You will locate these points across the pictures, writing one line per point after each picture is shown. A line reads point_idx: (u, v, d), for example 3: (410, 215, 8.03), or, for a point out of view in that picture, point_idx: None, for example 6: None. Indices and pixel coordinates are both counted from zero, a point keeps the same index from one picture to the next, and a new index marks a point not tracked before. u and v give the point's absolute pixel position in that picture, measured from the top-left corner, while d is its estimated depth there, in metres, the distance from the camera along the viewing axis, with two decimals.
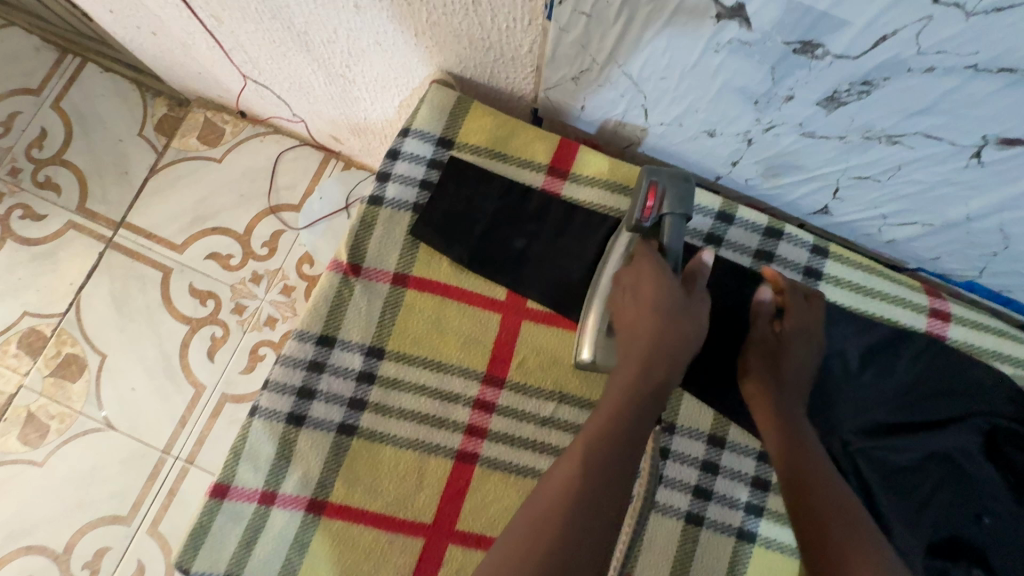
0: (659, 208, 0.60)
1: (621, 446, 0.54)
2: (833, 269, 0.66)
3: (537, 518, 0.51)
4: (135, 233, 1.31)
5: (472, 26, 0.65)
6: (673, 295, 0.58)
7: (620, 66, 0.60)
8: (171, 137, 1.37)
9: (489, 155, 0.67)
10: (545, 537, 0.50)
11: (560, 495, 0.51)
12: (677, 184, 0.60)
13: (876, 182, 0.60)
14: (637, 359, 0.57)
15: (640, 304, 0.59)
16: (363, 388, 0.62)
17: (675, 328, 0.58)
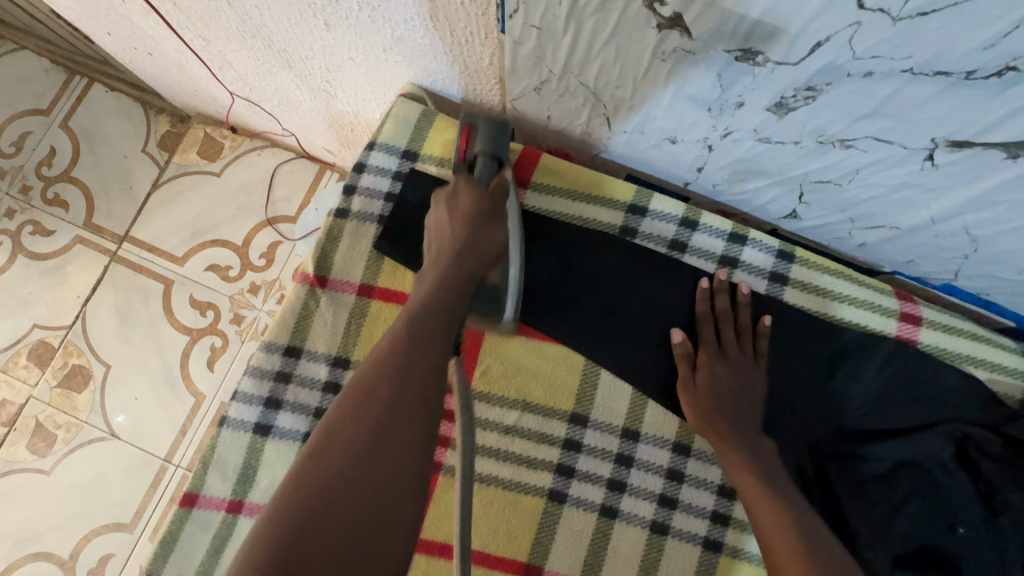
0: (468, 146, 0.63)
1: (416, 353, 0.51)
2: (800, 274, 0.65)
3: (345, 434, 0.46)
4: (137, 247, 1.35)
5: (435, 40, 0.66)
6: (475, 200, 0.62)
7: (576, 76, 0.60)
8: (171, 153, 1.40)
9: (454, 166, 0.68)
10: (354, 453, 0.45)
11: (361, 411, 0.47)
12: (488, 126, 0.63)
13: (838, 186, 0.59)
14: (442, 281, 0.57)
15: (453, 211, 0.62)
16: (328, 398, 0.63)
17: (485, 235, 0.61)
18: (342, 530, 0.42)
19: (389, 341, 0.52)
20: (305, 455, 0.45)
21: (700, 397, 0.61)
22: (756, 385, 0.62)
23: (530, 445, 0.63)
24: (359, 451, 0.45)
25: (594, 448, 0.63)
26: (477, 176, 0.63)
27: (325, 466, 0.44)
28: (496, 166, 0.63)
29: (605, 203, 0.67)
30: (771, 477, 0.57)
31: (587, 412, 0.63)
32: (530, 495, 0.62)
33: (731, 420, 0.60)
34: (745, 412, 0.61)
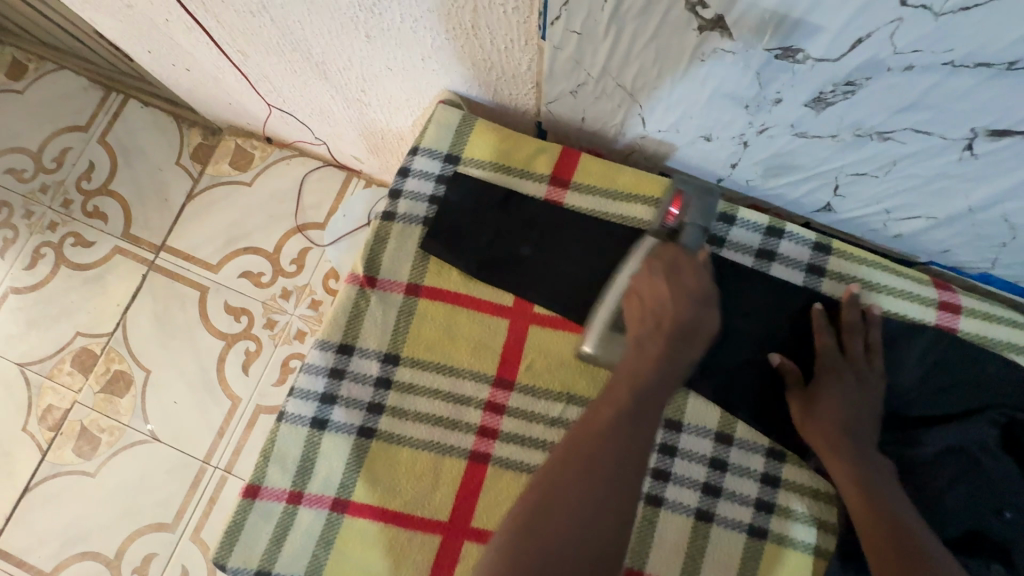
0: (684, 213, 0.66)
1: (624, 422, 0.56)
2: (837, 265, 0.66)
3: (554, 494, 0.53)
4: (175, 256, 1.40)
5: (473, 48, 0.69)
6: (699, 285, 0.62)
7: (614, 78, 0.63)
8: (206, 164, 1.46)
9: (494, 168, 0.71)
10: (567, 517, 0.52)
11: (564, 478, 0.54)
12: (701, 200, 0.66)
13: (874, 178, 0.60)
14: (664, 350, 0.60)
15: (676, 289, 0.61)
16: (380, 393, 0.66)
17: (682, 314, 0.61)
18: (567, 566, 0.51)
19: (607, 409, 0.57)
20: (515, 517, 0.53)
21: (807, 408, 0.62)
22: (875, 405, 0.61)
23: None
24: (575, 518, 0.52)
25: None
26: (686, 241, 0.65)
27: (538, 528, 0.52)
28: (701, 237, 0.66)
29: (641, 201, 0.69)
30: (884, 493, 0.57)
31: None
32: None
33: (853, 446, 0.59)
34: (864, 426, 0.60)
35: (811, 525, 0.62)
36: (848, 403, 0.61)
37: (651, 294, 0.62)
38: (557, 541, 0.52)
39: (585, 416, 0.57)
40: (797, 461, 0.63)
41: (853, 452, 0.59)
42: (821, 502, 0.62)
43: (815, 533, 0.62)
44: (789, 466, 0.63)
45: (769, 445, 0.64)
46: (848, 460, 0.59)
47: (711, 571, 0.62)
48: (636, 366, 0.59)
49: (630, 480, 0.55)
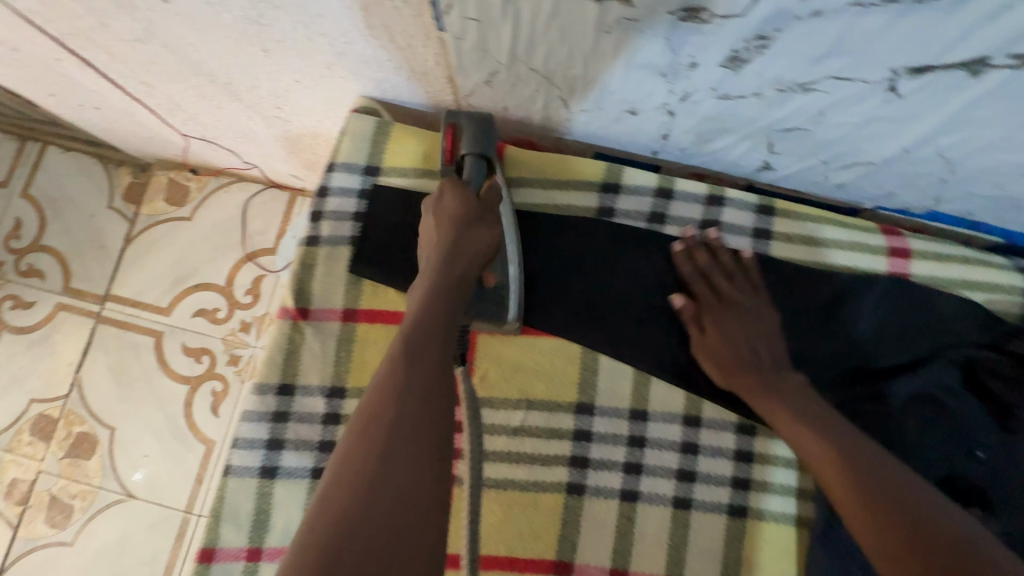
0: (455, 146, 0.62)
1: (425, 370, 0.47)
2: (784, 226, 0.64)
3: (364, 473, 0.42)
4: (121, 304, 1.33)
5: (375, 49, 0.64)
6: (462, 206, 0.58)
7: (525, 63, 0.59)
8: (139, 204, 1.38)
9: (418, 174, 0.66)
10: (384, 485, 0.42)
11: (376, 438, 0.44)
12: (479, 125, 0.61)
13: (806, 131, 0.58)
14: (427, 286, 0.53)
15: (439, 216, 0.58)
16: (330, 429, 0.62)
17: (471, 245, 0.56)
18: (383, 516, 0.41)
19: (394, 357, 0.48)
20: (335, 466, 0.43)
21: (797, 434, 0.55)
22: (823, 408, 0.56)
23: (540, 442, 0.62)
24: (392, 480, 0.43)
25: (604, 434, 0.62)
26: (466, 177, 0.62)
27: (351, 502, 0.41)
28: (484, 167, 0.62)
29: (576, 186, 0.66)
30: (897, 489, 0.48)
31: (591, 400, 0.63)
32: (548, 492, 0.61)
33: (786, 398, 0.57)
34: (845, 432, 0.53)
35: (791, 496, 0.60)
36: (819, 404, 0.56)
37: (465, 228, 0.57)
38: (375, 527, 0.41)
39: (387, 365, 0.47)
40: (770, 433, 0.61)
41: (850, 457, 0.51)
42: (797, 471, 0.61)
43: (797, 504, 0.60)
44: (762, 439, 0.61)
45: (739, 420, 0.62)
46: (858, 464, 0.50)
47: (697, 559, 0.60)
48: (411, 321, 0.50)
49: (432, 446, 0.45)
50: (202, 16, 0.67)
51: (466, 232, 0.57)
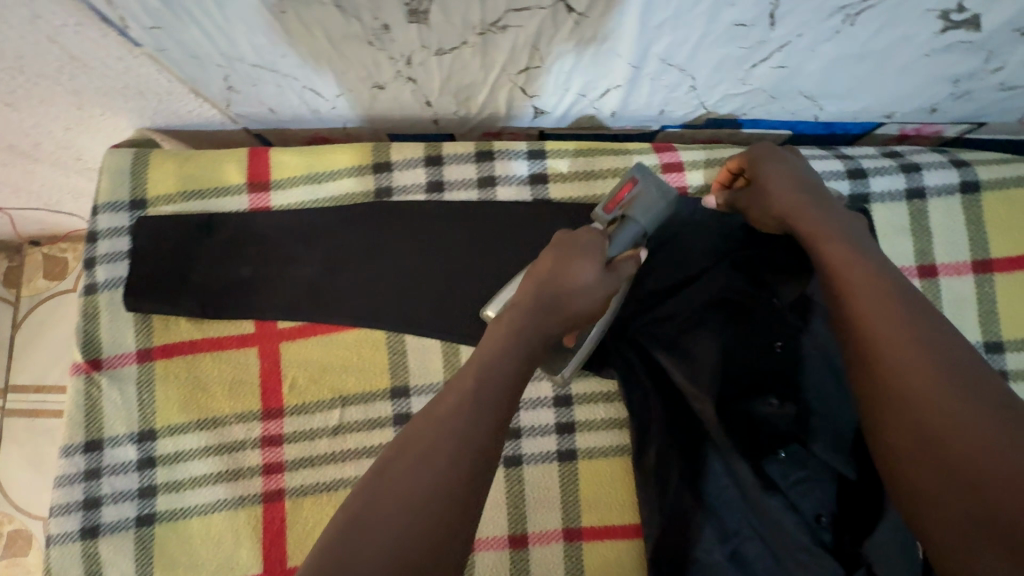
0: (625, 202, 0.54)
1: (494, 402, 0.43)
2: (558, 166, 0.64)
3: (406, 488, 0.39)
4: (26, 393, 1.07)
5: (102, 80, 0.61)
6: (591, 281, 0.50)
7: (244, 61, 0.57)
8: (18, 286, 1.09)
9: (185, 197, 0.64)
10: (430, 504, 0.38)
11: (430, 452, 0.40)
12: (650, 193, 0.54)
13: (539, 67, 0.57)
14: (530, 316, 0.48)
15: (564, 259, 0.50)
16: (147, 473, 0.61)
17: (574, 301, 0.50)
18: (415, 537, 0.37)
19: (475, 380, 0.44)
20: (387, 468, 0.41)
21: (875, 312, 0.45)
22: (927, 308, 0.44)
23: (363, 436, 0.62)
24: (425, 498, 0.39)
25: None
26: (616, 239, 0.53)
27: (388, 514, 0.38)
28: (636, 238, 0.54)
29: (348, 173, 0.64)
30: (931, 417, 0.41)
31: (405, 382, 0.62)
32: None
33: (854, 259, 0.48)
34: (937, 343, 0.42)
35: (612, 427, 0.61)
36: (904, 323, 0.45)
37: (582, 298, 0.50)
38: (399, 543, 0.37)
39: (469, 383, 0.44)
40: (582, 373, 0.62)
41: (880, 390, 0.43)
42: (612, 403, 0.62)
43: (619, 433, 0.61)
44: (576, 380, 0.62)
45: None
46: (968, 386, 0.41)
47: (537, 511, 0.60)
48: (487, 351, 0.46)
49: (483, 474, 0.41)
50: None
51: (565, 267, 0.50)
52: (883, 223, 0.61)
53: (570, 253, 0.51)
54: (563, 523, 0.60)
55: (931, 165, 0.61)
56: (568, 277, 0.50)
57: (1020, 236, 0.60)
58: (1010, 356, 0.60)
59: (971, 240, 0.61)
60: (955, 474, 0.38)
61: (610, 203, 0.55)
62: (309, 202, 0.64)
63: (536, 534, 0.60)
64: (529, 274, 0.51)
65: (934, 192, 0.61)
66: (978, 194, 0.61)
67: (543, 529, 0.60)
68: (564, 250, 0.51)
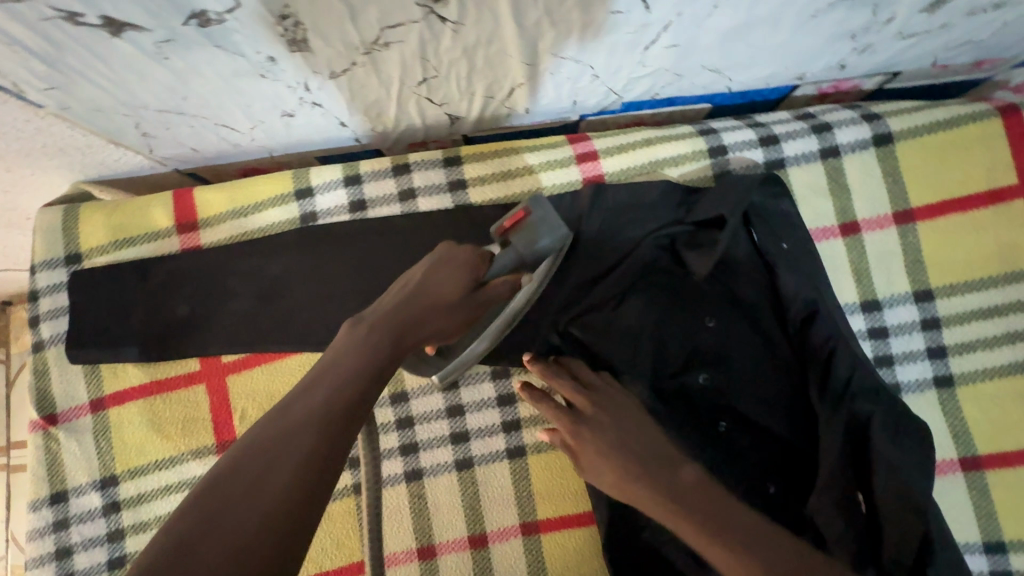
0: (517, 224, 0.54)
1: (370, 361, 0.43)
2: (474, 171, 0.64)
3: (287, 438, 0.38)
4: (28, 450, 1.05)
5: (18, 143, 0.62)
6: (456, 290, 0.50)
7: (148, 107, 0.58)
8: (8, 344, 1.07)
9: (118, 246, 0.66)
10: (307, 452, 0.38)
11: (297, 413, 0.39)
12: (546, 224, 0.55)
13: (437, 77, 0.58)
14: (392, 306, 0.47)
15: (455, 268, 0.51)
16: (113, 518, 0.62)
17: (435, 319, 0.49)
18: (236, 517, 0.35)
19: (354, 342, 0.44)
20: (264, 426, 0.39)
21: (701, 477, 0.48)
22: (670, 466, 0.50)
23: None
24: (297, 452, 0.38)
25: None
26: (490, 264, 0.54)
27: (269, 466, 0.37)
28: (504, 273, 0.54)
29: (272, 204, 0.65)
30: (767, 550, 0.43)
31: None
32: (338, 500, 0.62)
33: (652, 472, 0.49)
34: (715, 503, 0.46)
35: None
36: (642, 446, 0.51)
37: (434, 316, 0.49)
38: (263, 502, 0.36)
39: (343, 352, 0.44)
40: (521, 370, 0.63)
41: (713, 532, 0.44)
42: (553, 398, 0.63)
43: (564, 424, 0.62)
44: (517, 378, 0.63)
45: (490, 368, 0.63)
46: (667, 501, 0.47)
47: (494, 509, 0.62)
48: (380, 311, 0.47)
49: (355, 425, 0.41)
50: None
51: (434, 276, 0.50)
52: (802, 186, 0.62)
53: (460, 266, 0.51)
54: (521, 518, 0.61)
55: (842, 123, 0.61)
56: (440, 288, 0.50)
57: (936, 182, 0.61)
58: (940, 301, 0.60)
59: (889, 192, 0.61)
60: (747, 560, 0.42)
61: (509, 217, 0.55)
62: (239, 236, 0.65)
63: (496, 531, 0.61)
64: (415, 270, 0.51)
65: (848, 149, 0.61)
66: (893, 145, 0.61)
67: (501, 526, 0.61)
68: (459, 256, 0.52)
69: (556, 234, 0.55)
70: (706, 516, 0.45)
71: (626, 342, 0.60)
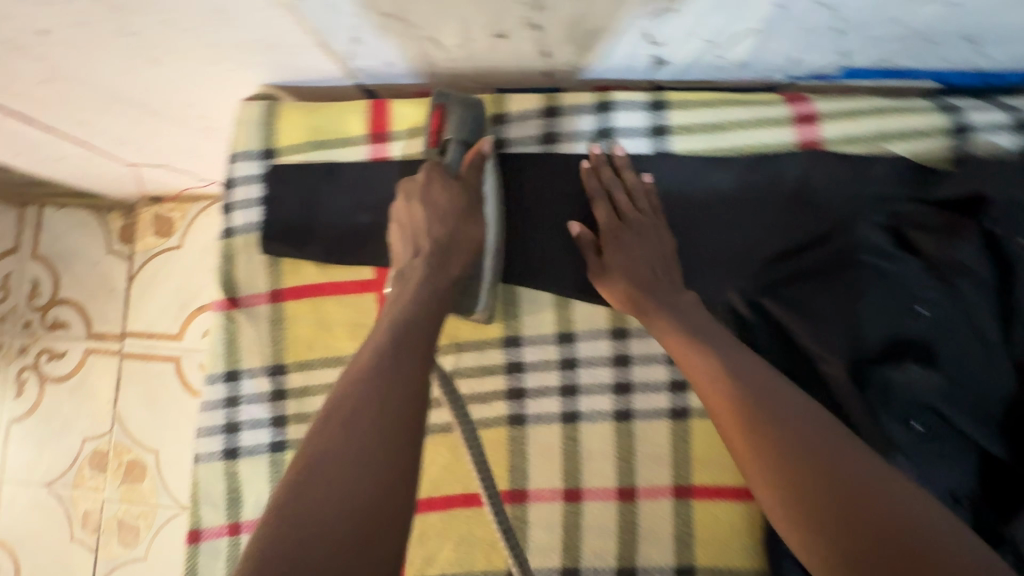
0: (440, 128, 0.60)
1: (404, 412, 0.45)
2: (679, 118, 0.61)
3: (338, 493, 0.41)
4: (138, 337, 1.14)
5: (242, 33, 0.64)
6: (445, 226, 0.59)
7: (376, 10, 0.57)
8: (133, 241, 1.16)
9: (314, 147, 0.67)
10: (348, 522, 0.41)
11: (332, 482, 0.42)
12: (465, 112, 0.61)
13: (673, 11, 0.54)
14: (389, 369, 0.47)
15: (427, 203, 0.59)
16: (279, 404, 0.66)
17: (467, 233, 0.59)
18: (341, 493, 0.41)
19: (345, 412, 0.45)
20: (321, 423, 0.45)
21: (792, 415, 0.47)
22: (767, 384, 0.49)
23: (476, 382, 0.63)
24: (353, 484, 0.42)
25: (536, 363, 0.63)
26: (453, 163, 0.62)
27: (320, 511, 0.41)
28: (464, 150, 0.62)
29: None
30: (868, 501, 0.41)
31: (517, 331, 0.63)
32: (491, 428, 0.63)
33: (761, 395, 0.48)
34: (797, 429, 0.46)
35: None
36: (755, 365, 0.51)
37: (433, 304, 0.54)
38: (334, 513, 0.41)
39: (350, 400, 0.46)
40: None
41: (788, 441, 0.45)
42: None
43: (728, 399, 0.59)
44: None
45: None
46: (799, 470, 0.44)
47: (646, 467, 0.60)
48: (352, 391, 0.46)
49: (404, 471, 0.44)
50: (60, 52, 0.67)
51: (449, 262, 0.58)
52: None
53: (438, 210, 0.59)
54: (674, 480, 0.60)
55: None
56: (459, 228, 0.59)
57: None
58: None
59: None
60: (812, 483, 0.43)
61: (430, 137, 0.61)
62: (427, 154, 0.66)
63: (646, 489, 0.60)
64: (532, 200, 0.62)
65: None
66: None
67: (652, 484, 0.60)
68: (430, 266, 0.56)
69: (477, 110, 0.60)
70: (808, 459, 0.44)
71: (832, 322, 0.56)
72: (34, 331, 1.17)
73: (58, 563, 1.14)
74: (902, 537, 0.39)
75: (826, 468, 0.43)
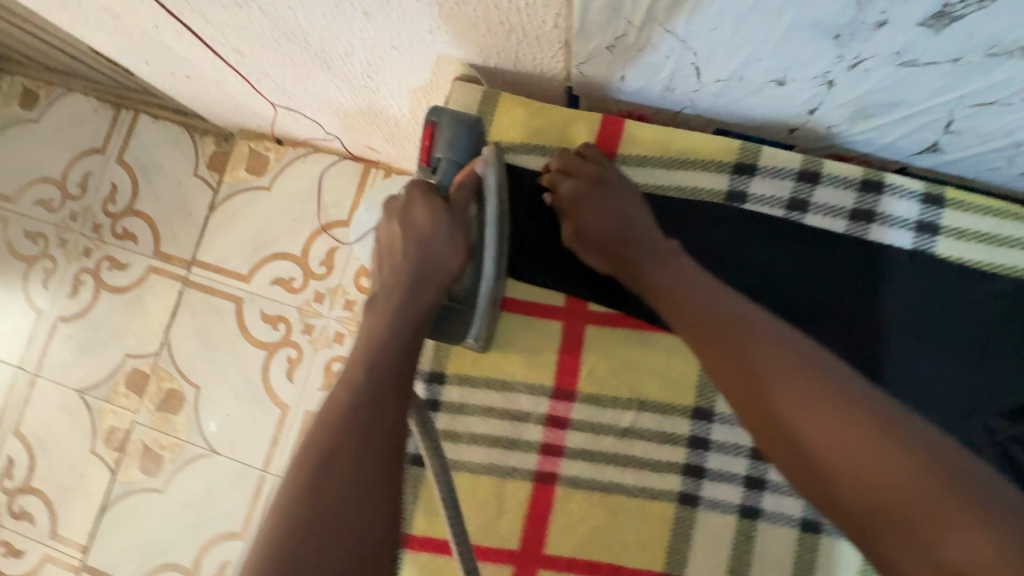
0: (433, 144, 0.58)
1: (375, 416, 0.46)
2: (954, 219, 0.55)
3: (339, 467, 0.44)
4: (206, 268, 1.08)
5: (488, 10, 0.55)
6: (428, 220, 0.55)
7: (662, 24, 0.50)
8: (223, 170, 1.11)
9: (529, 150, 0.62)
10: (337, 525, 0.42)
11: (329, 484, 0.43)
12: (456, 128, 0.57)
13: (1004, 104, 0.49)
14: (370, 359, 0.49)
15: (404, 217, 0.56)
16: (429, 415, 0.59)
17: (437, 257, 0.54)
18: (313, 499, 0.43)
19: (330, 425, 0.45)
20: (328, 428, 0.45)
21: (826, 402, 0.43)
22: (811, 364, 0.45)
23: (652, 447, 0.58)
24: (332, 486, 0.43)
25: (723, 443, 0.57)
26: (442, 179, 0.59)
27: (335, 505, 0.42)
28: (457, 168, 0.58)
29: (703, 165, 0.58)
30: (910, 480, 0.39)
31: (711, 405, 0.57)
32: (656, 501, 0.57)
33: (794, 381, 0.44)
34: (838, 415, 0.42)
35: None
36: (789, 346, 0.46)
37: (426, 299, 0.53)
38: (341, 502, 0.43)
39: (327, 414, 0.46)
40: None
41: (841, 430, 0.41)
42: None
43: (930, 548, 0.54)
44: None
45: None
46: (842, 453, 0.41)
47: None
48: (350, 387, 0.48)
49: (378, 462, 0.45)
50: None
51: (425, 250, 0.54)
52: None
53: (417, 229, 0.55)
54: None
55: None
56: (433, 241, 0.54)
57: None
58: None
59: None
60: (862, 467, 0.40)
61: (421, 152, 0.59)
62: (657, 187, 0.59)
63: None
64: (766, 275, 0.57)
65: None
66: None
67: None
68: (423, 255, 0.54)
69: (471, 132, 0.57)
70: (853, 453, 0.41)
71: None
72: (102, 236, 1.12)
73: (71, 473, 1.06)
74: (955, 515, 0.37)
75: (862, 452, 0.40)
